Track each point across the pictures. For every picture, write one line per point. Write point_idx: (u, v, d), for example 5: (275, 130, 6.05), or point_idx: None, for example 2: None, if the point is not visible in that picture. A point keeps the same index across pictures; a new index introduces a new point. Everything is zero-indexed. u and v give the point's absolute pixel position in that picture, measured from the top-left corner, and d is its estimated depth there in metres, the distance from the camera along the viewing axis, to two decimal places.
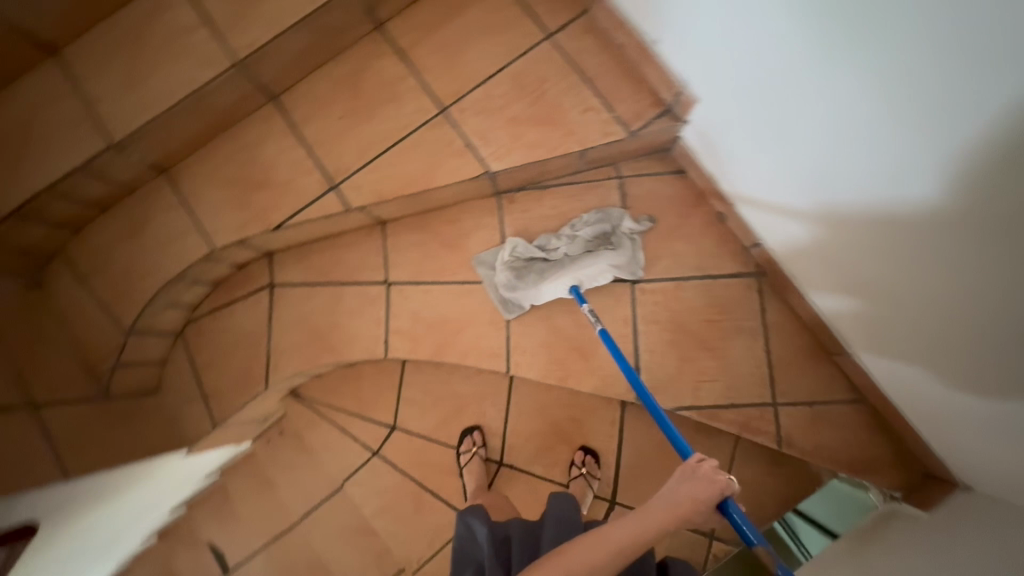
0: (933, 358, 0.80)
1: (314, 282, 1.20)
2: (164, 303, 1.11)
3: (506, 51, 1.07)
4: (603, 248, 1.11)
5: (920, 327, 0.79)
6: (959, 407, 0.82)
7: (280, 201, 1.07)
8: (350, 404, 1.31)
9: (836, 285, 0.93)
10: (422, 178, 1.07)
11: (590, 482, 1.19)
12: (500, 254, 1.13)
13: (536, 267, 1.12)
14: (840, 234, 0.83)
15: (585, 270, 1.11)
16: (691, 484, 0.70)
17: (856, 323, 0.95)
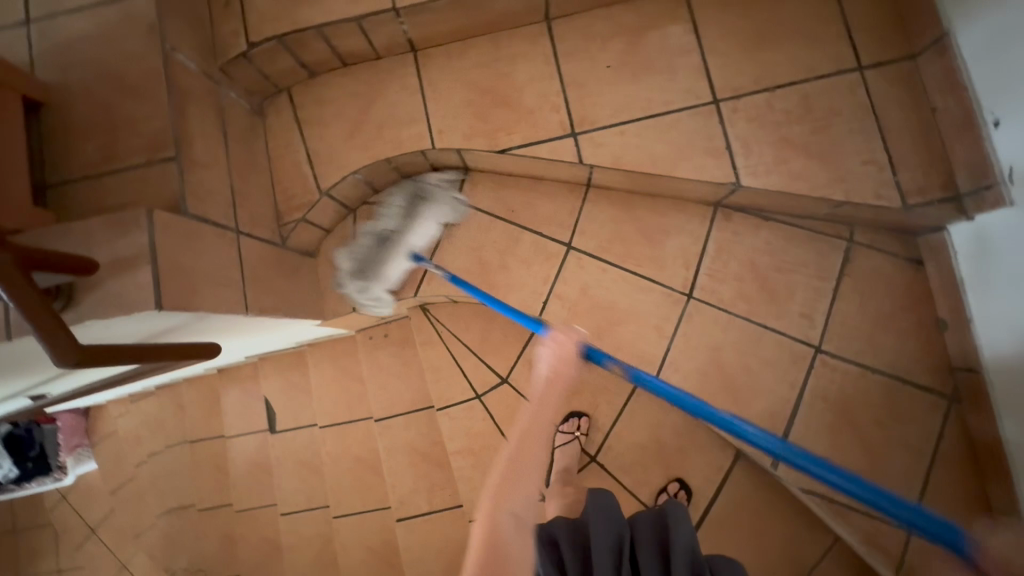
0: None
1: (498, 215, 1.16)
2: (361, 179, 1.10)
3: (808, 67, 0.97)
4: (406, 208, 1.15)
5: None
6: None
7: (516, 126, 1.03)
8: (471, 340, 1.30)
9: None
10: (663, 161, 1.00)
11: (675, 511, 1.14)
12: (342, 260, 1.18)
13: (387, 249, 1.15)
14: None
15: (421, 236, 1.16)
16: (552, 352, 0.98)
17: None
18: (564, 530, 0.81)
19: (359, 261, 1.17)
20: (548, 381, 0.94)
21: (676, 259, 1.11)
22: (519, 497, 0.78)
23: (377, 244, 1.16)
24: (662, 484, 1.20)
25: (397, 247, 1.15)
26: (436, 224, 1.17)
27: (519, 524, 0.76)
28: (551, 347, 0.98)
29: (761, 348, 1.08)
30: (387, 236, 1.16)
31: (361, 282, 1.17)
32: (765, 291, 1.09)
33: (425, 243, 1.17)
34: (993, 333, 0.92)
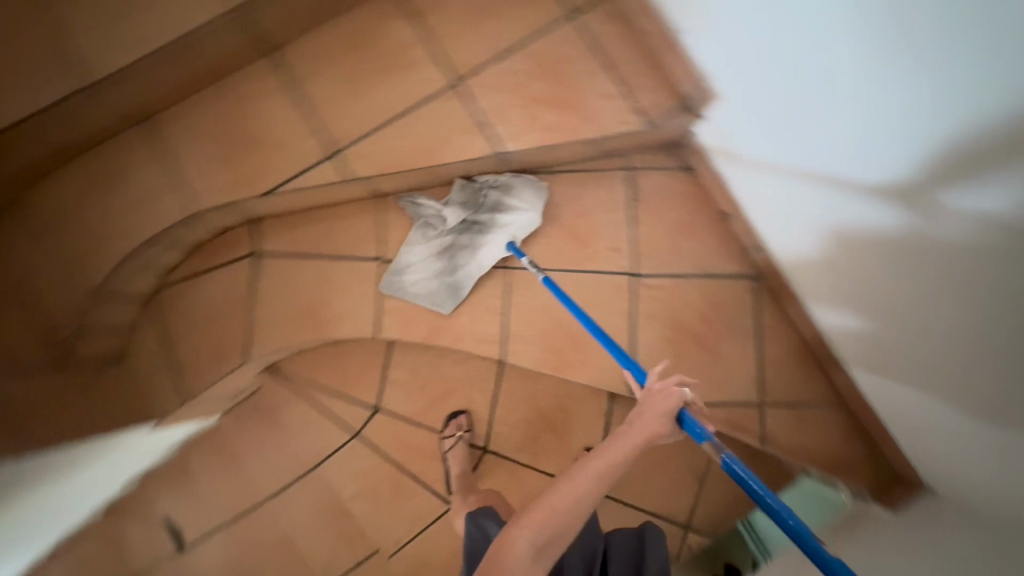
0: (918, 376, 0.82)
1: (304, 254, 1.14)
2: (137, 266, 1.03)
3: (526, 26, 1.02)
4: (485, 209, 1.09)
5: (904, 347, 0.82)
6: (939, 426, 0.85)
7: (275, 162, 1.00)
8: (331, 383, 1.26)
9: (834, 301, 0.96)
10: (428, 151, 1.01)
11: None
12: (404, 275, 1.13)
13: (462, 237, 1.12)
14: (842, 253, 0.86)
15: (513, 223, 1.08)
16: (653, 404, 0.69)
17: (849, 337, 0.98)
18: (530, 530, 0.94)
19: (437, 252, 1.13)
20: (651, 423, 0.67)
21: (484, 238, 1.13)
22: (537, 523, 0.56)
23: (418, 232, 1.12)
24: (552, 446, 1.25)
25: (465, 220, 1.11)
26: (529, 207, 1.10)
27: (541, 551, 0.55)
28: (652, 397, 0.72)
29: (587, 293, 1.13)
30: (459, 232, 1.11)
31: (492, 263, 1.11)
32: (573, 238, 1.13)
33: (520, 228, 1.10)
34: (771, 229, 1.03)
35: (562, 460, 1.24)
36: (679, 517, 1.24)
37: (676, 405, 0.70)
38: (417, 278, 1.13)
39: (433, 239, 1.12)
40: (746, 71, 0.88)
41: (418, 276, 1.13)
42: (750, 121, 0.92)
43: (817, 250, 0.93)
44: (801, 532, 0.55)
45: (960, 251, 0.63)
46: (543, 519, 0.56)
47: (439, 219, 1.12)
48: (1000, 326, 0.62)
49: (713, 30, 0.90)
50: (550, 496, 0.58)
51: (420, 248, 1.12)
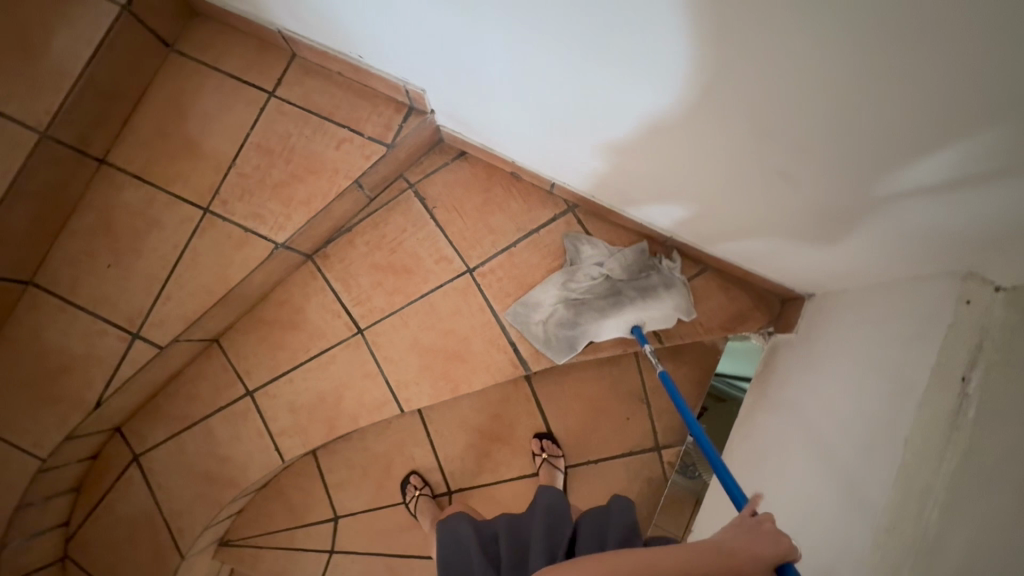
0: (751, 217, 0.89)
1: (178, 430, 1.13)
2: (22, 539, 1.02)
3: (240, 127, 1.05)
4: (641, 290, 1.12)
5: (729, 203, 0.88)
6: (787, 249, 0.93)
7: (91, 373, 1.00)
8: (284, 521, 1.25)
9: (651, 201, 1.01)
10: (220, 282, 1.03)
11: (555, 463, 1.20)
12: (533, 312, 1.13)
13: (597, 298, 1.12)
14: (633, 158, 0.89)
15: (650, 314, 1.11)
16: (748, 539, 0.58)
17: (682, 223, 1.04)
18: (504, 524, 0.90)
19: (567, 310, 1.12)
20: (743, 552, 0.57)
21: (326, 318, 1.15)
22: None
23: (580, 275, 1.12)
24: (504, 452, 1.26)
25: (621, 287, 1.12)
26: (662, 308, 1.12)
27: None
28: (742, 524, 0.61)
29: (440, 310, 1.14)
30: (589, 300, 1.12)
31: (551, 328, 1.13)
32: (400, 272, 1.15)
33: (655, 318, 1.12)
34: (560, 174, 1.08)
35: (520, 460, 1.25)
36: (648, 443, 1.26)
37: (780, 557, 0.57)
38: (561, 310, 1.12)
39: (578, 282, 1.13)
40: (444, 65, 0.88)
41: (553, 308, 1.13)
42: (482, 100, 0.94)
43: (604, 164, 0.96)
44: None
45: (721, 104, 0.66)
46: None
47: (594, 282, 1.12)
48: (785, 145, 0.68)
49: (397, 49, 0.91)
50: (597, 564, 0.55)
51: (535, 302, 1.13)
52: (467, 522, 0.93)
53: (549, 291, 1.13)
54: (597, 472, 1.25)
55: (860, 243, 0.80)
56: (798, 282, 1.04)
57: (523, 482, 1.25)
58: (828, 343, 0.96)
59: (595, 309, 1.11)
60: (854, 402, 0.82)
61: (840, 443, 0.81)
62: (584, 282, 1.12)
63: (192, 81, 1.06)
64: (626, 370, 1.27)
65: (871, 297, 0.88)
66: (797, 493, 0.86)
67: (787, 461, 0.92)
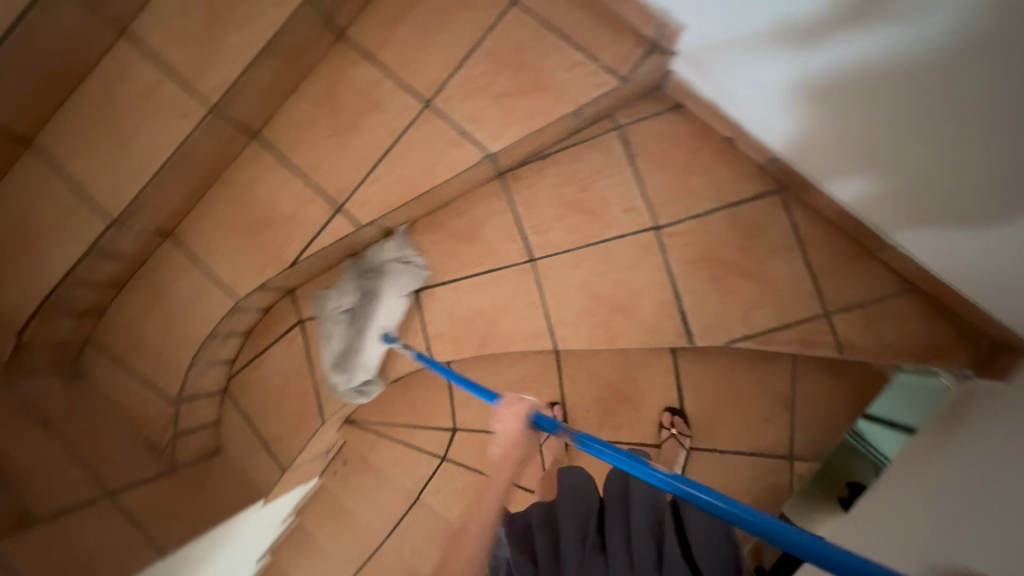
0: (965, 198, 0.76)
1: (343, 307, 1.19)
2: (205, 364, 1.11)
3: (477, 29, 1.02)
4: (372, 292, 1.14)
5: (943, 175, 0.76)
6: (1000, 251, 0.79)
7: (291, 234, 1.06)
8: (407, 418, 1.32)
9: (847, 168, 0.91)
10: (423, 178, 1.04)
11: (682, 441, 1.19)
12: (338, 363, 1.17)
13: (354, 327, 1.16)
14: (838, 105, 0.81)
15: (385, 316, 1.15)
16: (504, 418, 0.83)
17: (877, 201, 0.93)
18: (534, 514, 0.79)
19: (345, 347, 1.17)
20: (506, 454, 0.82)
21: (502, 239, 1.15)
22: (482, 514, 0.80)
23: (343, 323, 1.17)
24: (630, 415, 1.25)
25: (360, 310, 1.16)
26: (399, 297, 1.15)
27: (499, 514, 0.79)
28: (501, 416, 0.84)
29: (616, 260, 1.12)
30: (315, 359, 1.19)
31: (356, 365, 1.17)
32: (585, 213, 1.13)
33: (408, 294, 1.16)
34: (757, 125, 1.00)
35: (643, 428, 1.24)
36: (780, 450, 1.21)
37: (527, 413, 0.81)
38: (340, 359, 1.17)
39: (337, 323, 1.17)
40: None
41: (350, 348, 1.16)
42: (711, 24, 0.88)
43: (811, 130, 0.90)
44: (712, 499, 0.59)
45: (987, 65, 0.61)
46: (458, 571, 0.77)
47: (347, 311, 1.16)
48: None
49: None
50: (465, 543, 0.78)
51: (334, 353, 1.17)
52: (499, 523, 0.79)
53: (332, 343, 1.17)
54: (716, 463, 1.23)
55: None
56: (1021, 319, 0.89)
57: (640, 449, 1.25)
58: None
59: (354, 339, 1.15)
60: None
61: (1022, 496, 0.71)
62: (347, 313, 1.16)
63: None
64: (779, 372, 1.20)
65: None
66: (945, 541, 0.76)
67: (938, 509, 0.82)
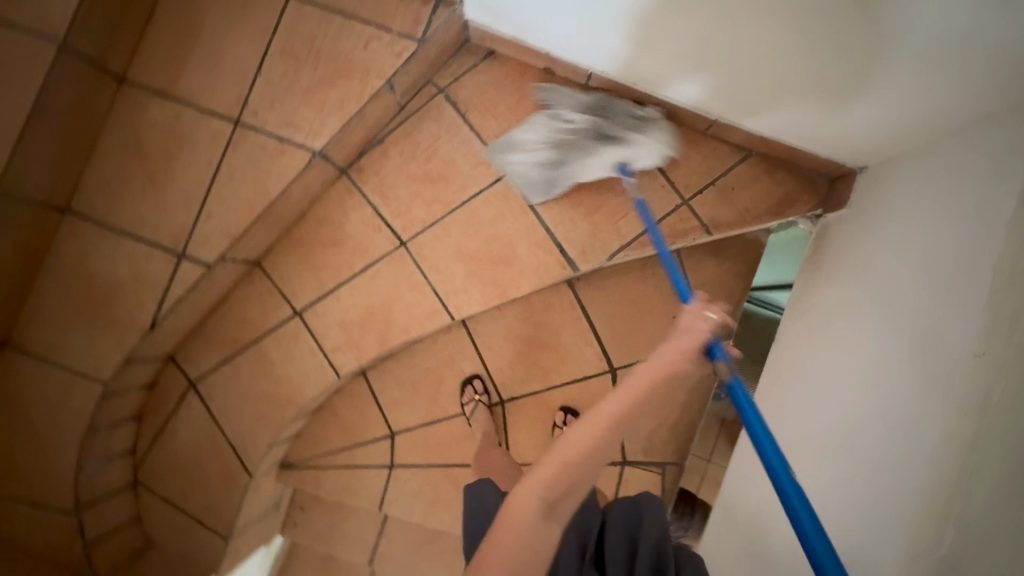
0: (785, 67, 0.84)
1: (230, 355, 1.13)
2: (97, 463, 1.04)
3: (261, 32, 0.99)
4: (627, 128, 1.06)
5: (760, 56, 0.83)
6: (833, 101, 0.88)
7: (141, 297, 0.99)
8: (343, 441, 1.27)
9: (657, 67, 0.97)
10: (259, 198, 1.00)
11: (575, 439, 1.23)
12: (514, 149, 1.09)
13: (583, 140, 1.07)
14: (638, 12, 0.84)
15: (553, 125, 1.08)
16: (678, 339, 0.62)
17: (692, 90, 0.99)
18: None
19: (558, 144, 1.08)
20: (681, 353, 0.61)
21: (368, 233, 1.13)
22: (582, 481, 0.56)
23: (574, 150, 1.08)
24: (553, 358, 1.26)
25: (614, 131, 1.07)
26: (612, 165, 1.07)
27: (549, 511, 0.55)
28: (682, 333, 0.63)
29: (482, 215, 1.12)
30: (588, 129, 1.06)
31: (530, 168, 1.09)
32: (437, 181, 1.13)
33: (614, 160, 1.08)
34: (562, 50, 1.03)
35: (569, 367, 1.26)
36: None
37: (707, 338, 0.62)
38: (563, 160, 1.08)
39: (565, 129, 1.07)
40: None
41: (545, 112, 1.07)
42: None
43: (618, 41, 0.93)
44: (789, 486, 0.56)
45: None
46: (553, 475, 0.55)
47: (574, 124, 1.07)
48: None
49: None
50: (562, 445, 0.56)
51: (577, 151, 1.08)
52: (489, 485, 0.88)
53: (568, 117, 1.07)
54: None
55: (942, 79, 0.75)
56: (842, 147, 1.00)
57: (574, 387, 1.27)
58: (890, 205, 0.93)
59: (580, 145, 1.07)
60: (919, 252, 0.81)
61: (898, 314, 0.80)
62: (571, 117, 1.06)
63: None
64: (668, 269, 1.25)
65: (945, 149, 0.84)
66: (846, 369, 0.87)
67: (835, 343, 0.93)
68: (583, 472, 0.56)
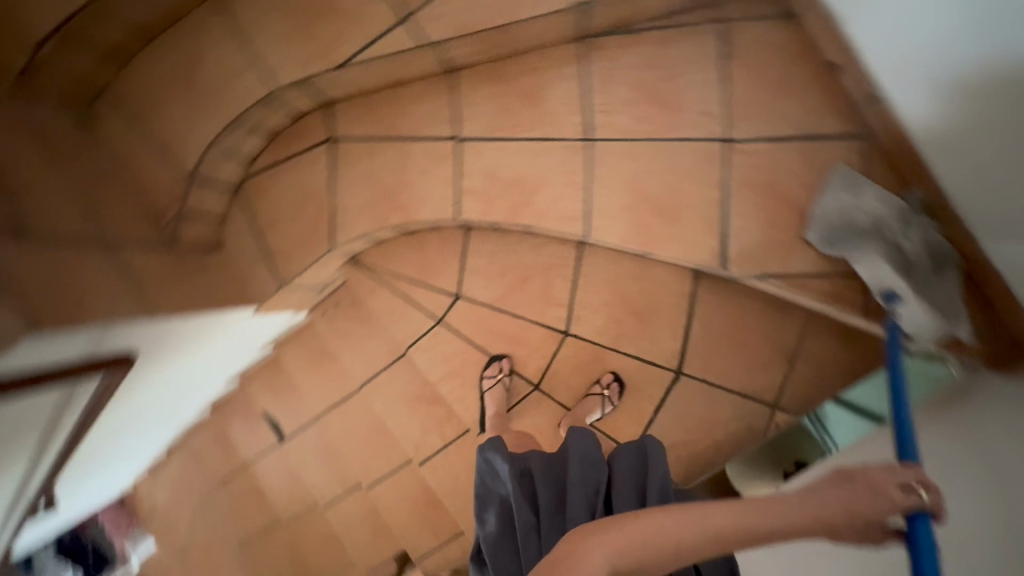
0: None
1: (377, 137, 1.11)
2: (224, 151, 1.05)
3: None
4: (921, 289, 0.98)
5: None
6: None
7: (348, 32, 0.95)
8: (412, 272, 1.29)
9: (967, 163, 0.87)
10: (502, 12, 0.93)
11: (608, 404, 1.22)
12: (849, 193, 0.99)
13: (897, 253, 0.98)
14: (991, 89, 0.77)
15: (852, 201, 0.99)
16: (846, 488, 0.56)
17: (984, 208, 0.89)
18: (538, 462, 0.92)
19: (878, 225, 0.99)
20: (848, 504, 0.55)
21: (563, 108, 1.07)
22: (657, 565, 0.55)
23: (878, 245, 0.98)
24: (633, 326, 1.24)
25: (956, 303, 0.98)
26: (890, 281, 0.99)
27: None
28: (854, 482, 0.56)
29: (674, 162, 1.06)
30: (892, 248, 0.98)
31: (834, 219, 1.01)
32: (658, 104, 1.05)
33: (875, 284, 1.01)
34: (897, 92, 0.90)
35: (642, 344, 1.24)
36: (766, 397, 1.21)
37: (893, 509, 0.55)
38: (825, 228, 1.01)
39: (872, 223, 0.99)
40: None
41: (845, 186, 0.99)
42: None
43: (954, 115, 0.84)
44: None
45: None
46: (626, 545, 0.54)
47: (907, 244, 0.98)
48: None
49: None
50: (636, 524, 0.56)
51: (847, 229, 1.00)
52: (501, 457, 0.94)
53: (864, 218, 0.99)
54: (703, 393, 1.23)
55: None
56: None
57: (632, 362, 1.25)
58: None
59: (882, 244, 0.98)
60: None
61: None
62: (910, 238, 0.97)
63: None
64: (792, 322, 1.18)
65: None
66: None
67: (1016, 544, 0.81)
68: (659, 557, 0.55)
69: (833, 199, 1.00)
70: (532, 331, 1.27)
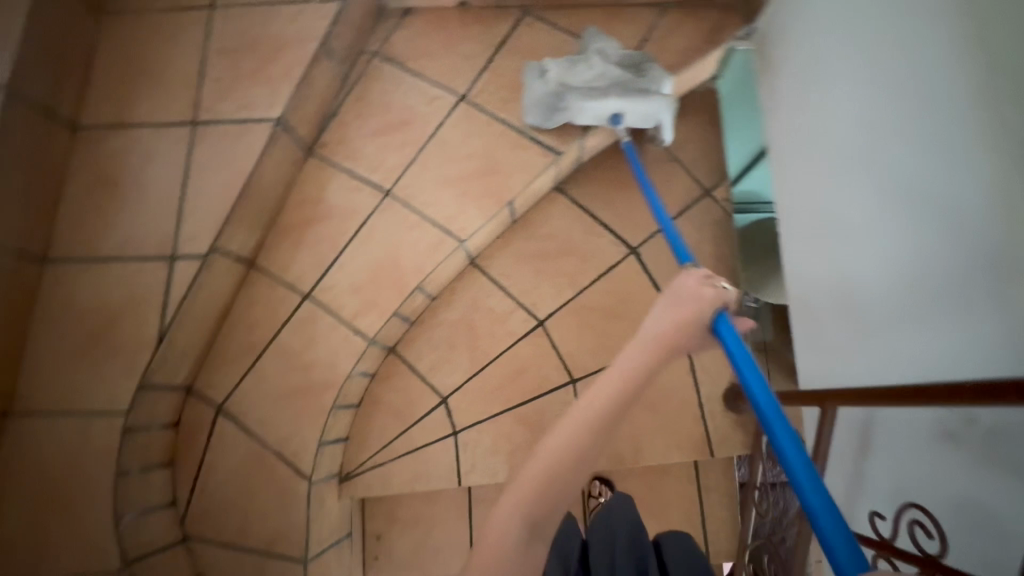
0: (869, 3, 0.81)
1: (250, 365, 1.05)
2: (137, 513, 0.94)
3: (196, 43, 1.03)
4: (637, 92, 1.09)
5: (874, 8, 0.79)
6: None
7: (144, 310, 0.93)
8: (395, 428, 1.20)
9: None
10: (232, 182, 0.98)
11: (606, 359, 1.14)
12: (535, 77, 1.08)
13: (603, 86, 1.07)
14: None
15: (543, 82, 1.07)
16: (676, 306, 0.65)
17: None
18: None
19: (567, 81, 1.07)
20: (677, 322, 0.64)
21: (350, 196, 1.11)
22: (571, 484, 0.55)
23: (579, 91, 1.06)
24: (573, 265, 1.22)
25: (647, 86, 1.09)
26: (608, 105, 1.08)
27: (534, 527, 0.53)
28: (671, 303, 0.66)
29: (453, 141, 1.12)
30: (593, 86, 1.07)
31: (542, 98, 1.07)
32: (400, 127, 1.12)
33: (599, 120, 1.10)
34: None
35: (589, 267, 1.22)
36: (696, 192, 1.30)
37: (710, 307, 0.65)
38: (537, 111, 1.08)
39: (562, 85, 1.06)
40: None
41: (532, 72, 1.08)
42: None
43: None
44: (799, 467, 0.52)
45: None
46: (535, 492, 0.54)
47: (600, 77, 1.07)
48: None
49: None
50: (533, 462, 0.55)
51: (556, 96, 1.07)
52: None
53: (555, 80, 1.06)
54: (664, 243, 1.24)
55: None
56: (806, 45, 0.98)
57: (602, 284, 1.22)
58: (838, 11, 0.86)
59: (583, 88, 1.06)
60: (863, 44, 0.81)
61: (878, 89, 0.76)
62: (594, 76, 1.07)
63: (133, 20, 1.03)
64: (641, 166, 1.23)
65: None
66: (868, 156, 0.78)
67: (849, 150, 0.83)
68: (561, 476, 0.54)
69: (531, 90, 1.08)
70: (521, 351, 1.21)
